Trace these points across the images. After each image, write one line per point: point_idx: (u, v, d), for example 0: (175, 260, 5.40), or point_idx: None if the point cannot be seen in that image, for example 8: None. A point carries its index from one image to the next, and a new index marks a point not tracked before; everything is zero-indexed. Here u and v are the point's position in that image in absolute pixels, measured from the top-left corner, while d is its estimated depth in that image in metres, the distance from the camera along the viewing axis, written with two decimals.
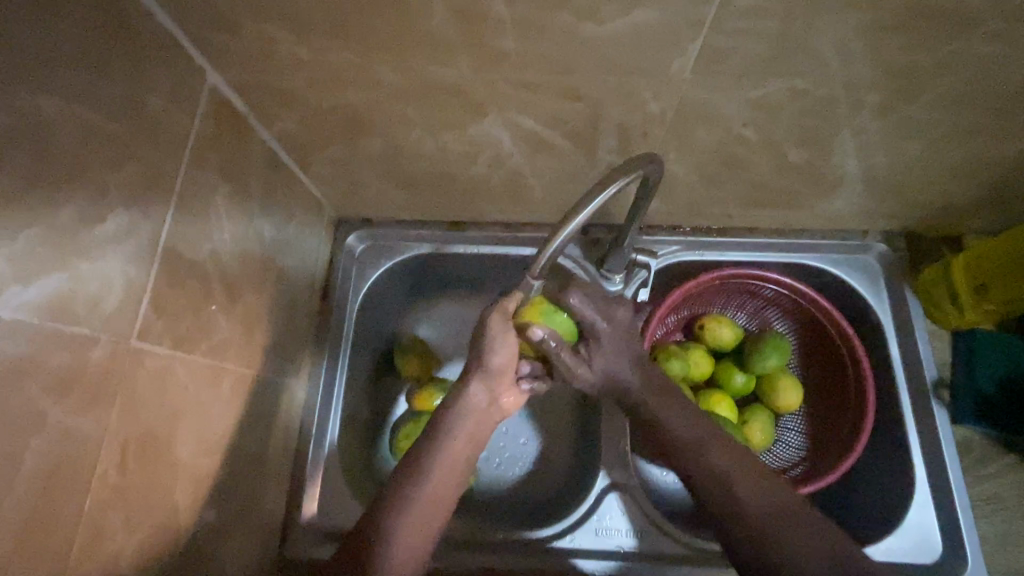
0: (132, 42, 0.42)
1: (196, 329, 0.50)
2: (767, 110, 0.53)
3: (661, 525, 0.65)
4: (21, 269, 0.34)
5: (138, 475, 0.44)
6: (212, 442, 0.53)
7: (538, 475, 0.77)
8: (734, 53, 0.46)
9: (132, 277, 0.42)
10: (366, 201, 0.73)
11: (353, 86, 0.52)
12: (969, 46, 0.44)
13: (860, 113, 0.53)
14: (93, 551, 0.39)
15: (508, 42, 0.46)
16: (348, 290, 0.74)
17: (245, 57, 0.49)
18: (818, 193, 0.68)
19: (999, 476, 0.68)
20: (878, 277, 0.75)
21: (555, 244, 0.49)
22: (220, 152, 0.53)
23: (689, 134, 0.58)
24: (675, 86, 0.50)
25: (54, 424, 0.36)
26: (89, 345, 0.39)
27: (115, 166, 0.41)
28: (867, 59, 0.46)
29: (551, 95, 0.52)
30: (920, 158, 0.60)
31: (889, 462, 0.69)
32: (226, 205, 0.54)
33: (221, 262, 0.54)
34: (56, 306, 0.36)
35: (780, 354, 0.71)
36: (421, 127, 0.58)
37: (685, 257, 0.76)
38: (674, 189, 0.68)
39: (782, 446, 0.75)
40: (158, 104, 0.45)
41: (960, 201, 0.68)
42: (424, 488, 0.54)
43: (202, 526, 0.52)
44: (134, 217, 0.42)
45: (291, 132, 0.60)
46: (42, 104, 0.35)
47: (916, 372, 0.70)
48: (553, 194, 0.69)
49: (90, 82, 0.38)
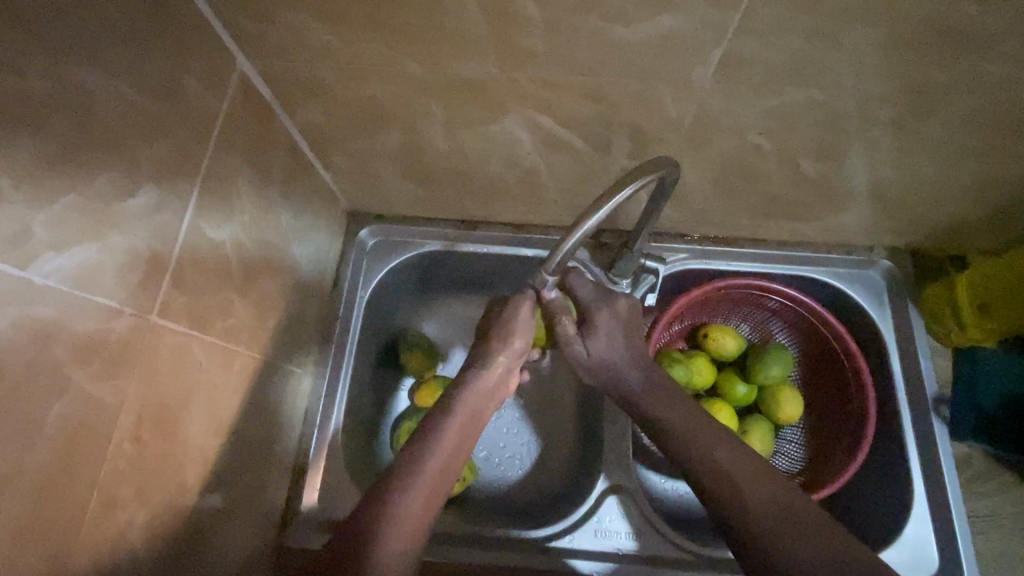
0: (169, 23, 0.43)
1: (212, 309, 0.50)
2: (783, 120, 0.54)
3: (659, 528, 0.65)
4: (57, 234, 0.34)
5: (151, 449, 0.44)
6: (223, 423, 0.54)
7: (538, 476, 0.77)
8: (754, 62, 0.47)
9: (156, 251, 0.43)
10: (383, 195, 0.74)
11: (379, 78, 0.53)
12: (983, 66, 0.46)
13: (873, 128, 0.54)
14: (105, 524, 0.40)
15: (536, 40, 0.47)
16: (358, 283, 0.75)
17: (274, 44, 0.50)
18: (828, 206, 0.69)
19: (996, 494, 0.68)
20: (882, 292, 0.75)
21: (568, 245, 0.51)
22: (244, 136, 0.54)
23: (704, 141, 0.59)
24: (696, 92, 0.51)
25: (76, 391, 0.36)
26: (113, 318, 0.39)
27: (148, 143, 0.41)
28: (882, 73, 0.47)
29: (572, 96, 0.53)
30: (928, 177, 0.61)
31: (889, 476, 0.70)
32: (247, 188, 0.55)
33: (240, 246, 0.54)
34: (85, 274, 0.37)
35: (783, 365, 0.72)
36: (442, 122, 0.59)
37: (692, 265, 0.77)
38: (686, 196, 0.69)
39: (781, 457, 0.76)
40: (190, 85, 0.46)
41: (964, 220, 0.69)
42: (433, 461, 0.55)
43: (208, 508, 0.52)
44: (162, 193, 0.43)
45: (314, 121, 0.61)
46: (85, 76, 0.36)
47: (918, 389, 0.71)
48: (566, 196, 0.71)
49: (129, 58, 0.39)
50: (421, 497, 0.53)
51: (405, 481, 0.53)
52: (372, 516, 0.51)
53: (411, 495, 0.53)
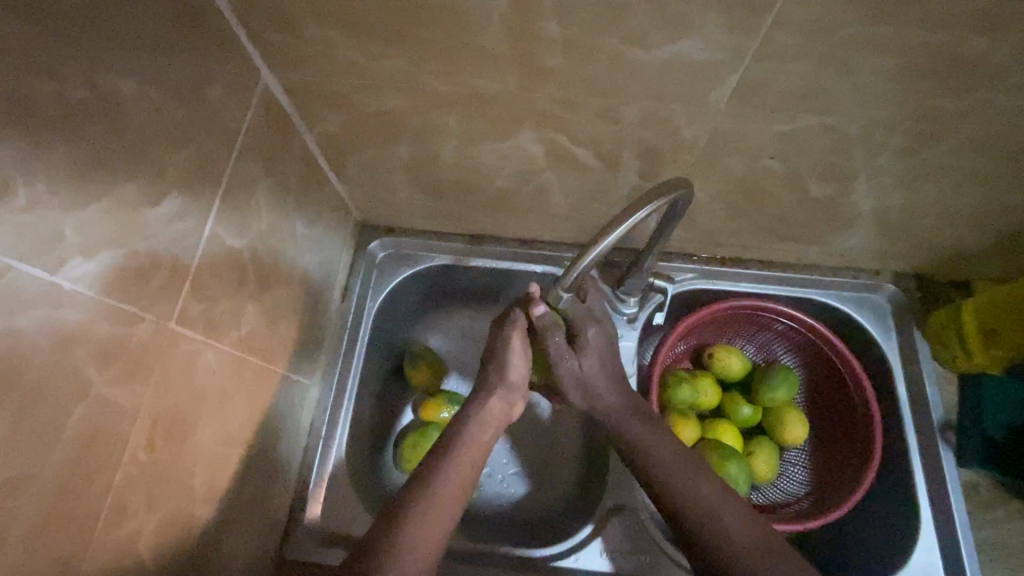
0: (199, 35, 0.44)
1: (226, 316, 0.50)
2: (794, 144, 0.55)
3: (665, 550, 0.64)
4: (85, 239, 0.35)
5: (163, 456, 0.44)
6: (232, 432, 0.53)
7: (542, 493, 0.76)
8: (769, 88, 0.48)
9: (177, 257, 0.43)
10: (395, 208, 0.75)
11: (399, 92, 0.54)
12: (992, 96, 0.47)
13: (883, 155, 0.55)
14: (114, 533, 0.39)
15: (556, 60, 0.48)
16: (367, 295, 0.74)
17: (298, 57, 0.51)
18: (836, 229, 0.69)
19: (1004, 522, 0.68)
20: (889, 316, 0.75)
21: (582, 264, 0.51)
22: (264, 146, 0.55)
23: (715, 162, 0.59)
24: (710, 115, 0.52)
25: (96, 396, 0.36)
26: (134, 322, 0.39)
27: (175, 152, 0.42)
28: (894, 101, 0.48)
29: (589, 115, 0.54)
30: (935, 203, 0.62)
31: (897, 501, 0.70)
32: (266, 196, 0.56)
33: (256, 254, 0.55)
34: (110, 278, 0.37)
35: (789, 388, 0.71)
36: (459, 137, 0.60)
37: (702, 285, 0.77)
38: (696, 216, 0.70)
39: (786, 480, 0.76)
40: (216, 95, 0.47)
41: (970, 247, 0.70)
42: (446, 479, 0.55)
43: (214, 518, 0.51)
44: (185, 200, 0.44)
45: (332, 134, 0.62)
46: (118, 83, 0.36)
47: (926, 414, 0.71)
48: (577, 213, 0.71)
49: (160, 68, 0.40)
50: (429, 520, 0.52)
51: (423, 498, 0.53)
52: (380, 542, 0.50)
53: (427, 514, 0.52)
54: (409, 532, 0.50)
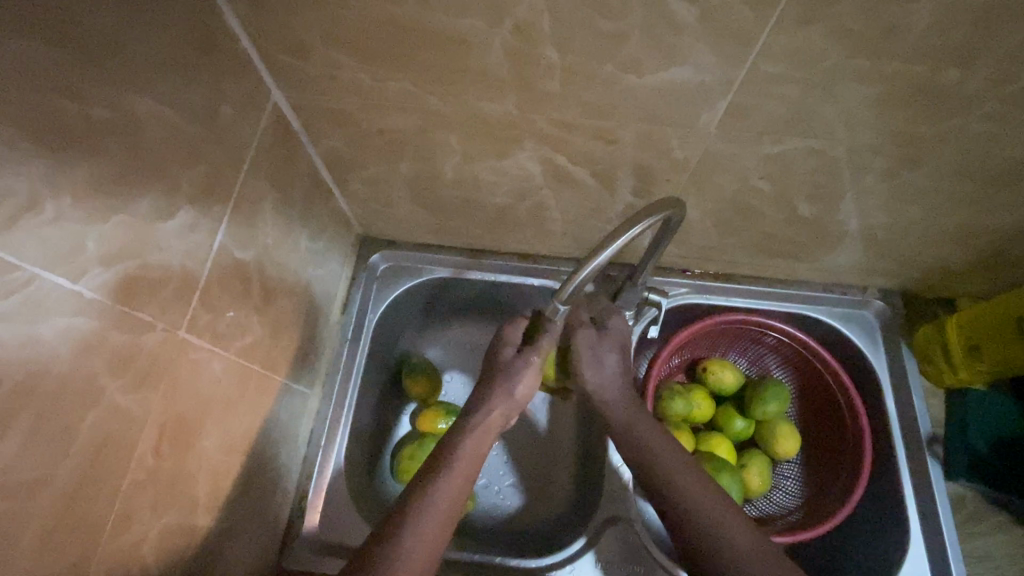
0: (214, 57, 0.46)
1: (232, 326, 0.52)
2: (782, 166, 0.58)
3: (659, 561, 0.65)
4: (104, 250, 0.36)
5: (169, 463, 0.45)
6: (235, 439, 0.54)
7: (538, 504, 0.77)
8: (756, 112, 0.51)
9: (188, 269, 0.45)
10: (397, 223, 0.77)
11: (403, 112, 0.56)
12: (967, 122, 0.49)
13: (866, 176, 0.58)
14: (120, 538, 0.40)
15: (553, 85, 0.50)
16: (367, 307, 0.76)
17: (308, 78, 0.53)
18: (824, 247, 0.72)
19: (991, 534, 0.69)
20: (876, 332, 0.78)
21: (582, 274, 0.52)
22: (271, 162, 0.56)
23: (707, 182, 0.62)
24: (701, 137, 0.55)
25: (109, 401, 0.38)
26: (146, 331, 0.40)
27: (189, 167, 0.44)
28: (875, 126, 0.51)
29: (585, 136, 0.56)
30: (918, 223, 0.65)
31: (886, 514, 0.71)
32: (272, 211, 0.57)
33: (261, 267, 0.56)
34: (125, 287, 0.38)
35: (781, 402, 0.73)
36: (460, 155, 0.62)
37: (694, 299, 0.79)
38: (689, 233, 0.72)
39: (779, 492, 0.77)
40: (228, 113, 0.48)
41: (953, 265, 0.73)
42: (444, 488, 0.56)
43: (215, 525, 0.52)
44: (197, 213, 0.45)
45: (337, 150, 0.64)
46: (138, 103, 0.38)
47: (913, 428, 0.72)
48: (574, 229, 0.73)
49: (178, 88, 0.42)
50: (428, 528, 0.53)
51: (422, 507, 0.54)
52: (380, 551, 0.51)
53: (425, 523, 0.53)
54: (409, 540, 0.51)
